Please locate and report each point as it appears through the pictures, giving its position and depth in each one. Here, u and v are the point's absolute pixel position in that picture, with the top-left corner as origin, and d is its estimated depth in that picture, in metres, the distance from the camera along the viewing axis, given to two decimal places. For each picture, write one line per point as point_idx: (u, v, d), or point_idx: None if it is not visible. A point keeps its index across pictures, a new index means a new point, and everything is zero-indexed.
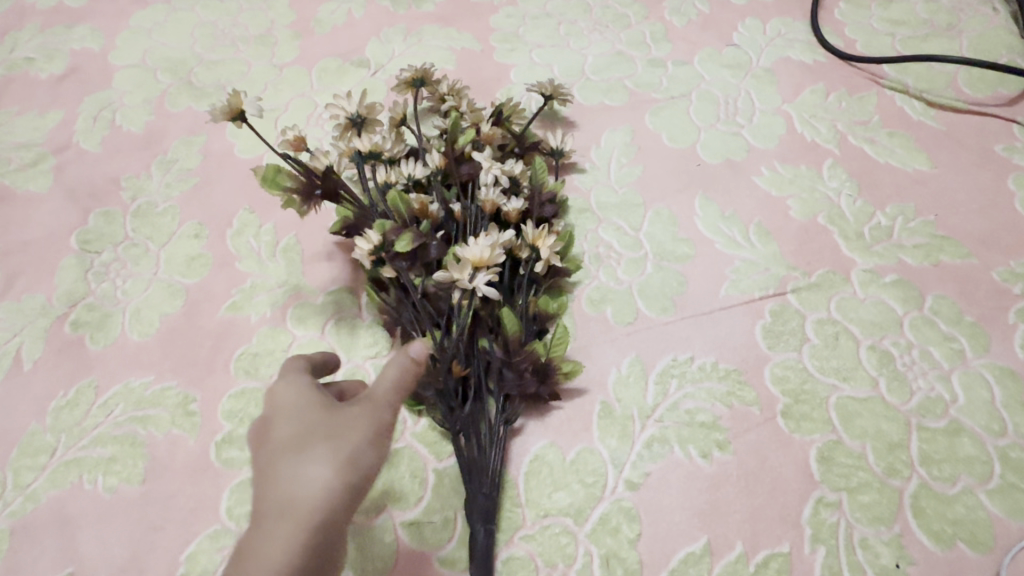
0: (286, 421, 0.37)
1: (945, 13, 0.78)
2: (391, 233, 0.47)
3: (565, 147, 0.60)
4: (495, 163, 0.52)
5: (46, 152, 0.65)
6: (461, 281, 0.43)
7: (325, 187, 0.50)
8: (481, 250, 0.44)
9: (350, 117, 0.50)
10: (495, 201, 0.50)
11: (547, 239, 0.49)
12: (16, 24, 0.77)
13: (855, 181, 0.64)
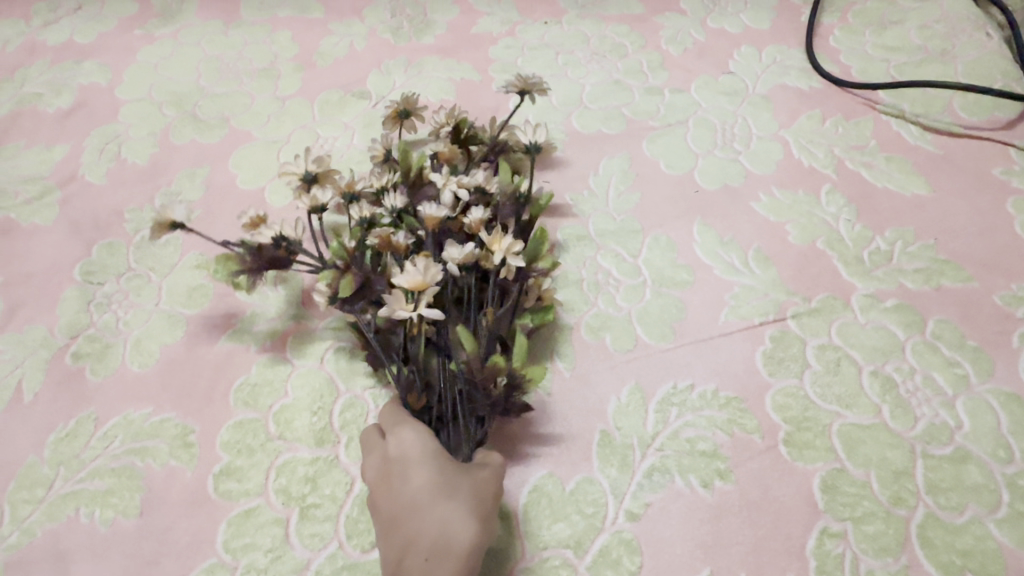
0: (424, 465, 0.42)
1: (940, 38, 0.78)
2: (337, 280, 0.47)
3: (538, 138, 0.58)
4: (450, 180, 0.52)
5: (51, 185, 0.66)
6: (400, 312, 0.43)
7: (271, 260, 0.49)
8: (414, 273, 0.43)
9: (302, 175, 0.52)
10: (437, 214, 0.48)
11: (503, 239, 0.46)
12: (26, 60, 0.79)
13: (853, 206, 0.64)
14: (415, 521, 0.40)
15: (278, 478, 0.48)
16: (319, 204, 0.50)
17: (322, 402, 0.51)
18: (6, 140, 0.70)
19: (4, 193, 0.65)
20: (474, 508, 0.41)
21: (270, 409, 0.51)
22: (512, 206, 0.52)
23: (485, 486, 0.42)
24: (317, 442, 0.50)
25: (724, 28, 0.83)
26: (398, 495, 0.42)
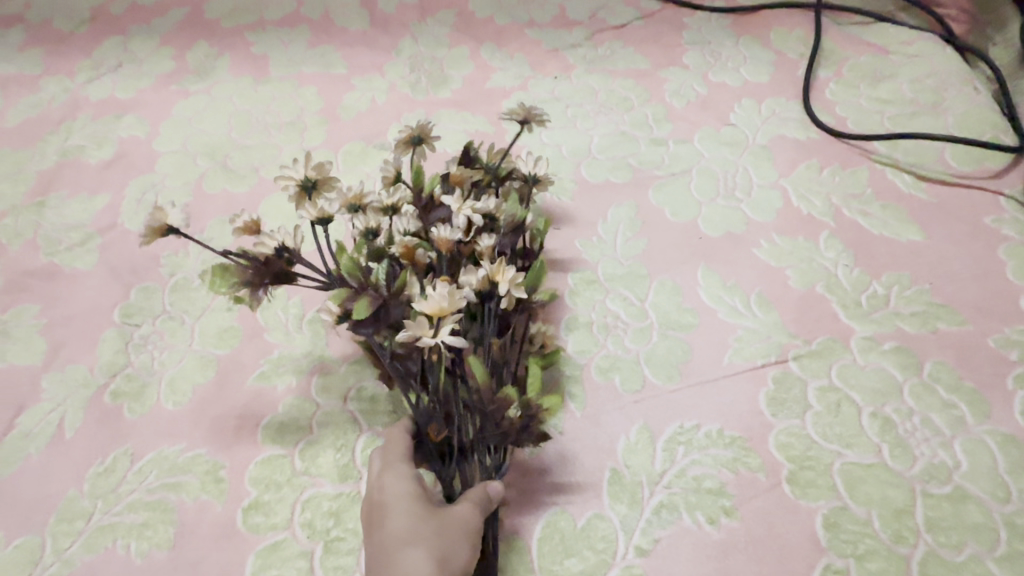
0: (394, 511, 0.45)
1: (931, 92, 0.82)
2: (348, 300, 0.44)
3: (538, 171, 0.60)
4: (464, 204, 0.50)
5: (92, 232, 0.70)
6: (424, 337, 0.42)
7: (273, 272, 0.44)
8: (439, 299, 0.42)
9: (301, 183, 0.49)
10: (447, 237, 0.48)
11: (507, 272, 0.46)
12: (69, 114, 0.84)
13: (851, 252, 0.67)
14: (381, 566, 0.42)
15: (303, 512, 0.50)
16: (325, 215, 0.48)
17: (345, 439, 0.54)
18: (49, 189, 0.75)
19: (49, 240, 0.69)
20: (434, 554, 0.42)
21: (296, 446, 0.54)
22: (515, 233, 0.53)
23: (451, 531, 0.43)
24: (341, 477, 0.52)
25: (725, 82, 0.88)
26: (373, 540, 0.44)
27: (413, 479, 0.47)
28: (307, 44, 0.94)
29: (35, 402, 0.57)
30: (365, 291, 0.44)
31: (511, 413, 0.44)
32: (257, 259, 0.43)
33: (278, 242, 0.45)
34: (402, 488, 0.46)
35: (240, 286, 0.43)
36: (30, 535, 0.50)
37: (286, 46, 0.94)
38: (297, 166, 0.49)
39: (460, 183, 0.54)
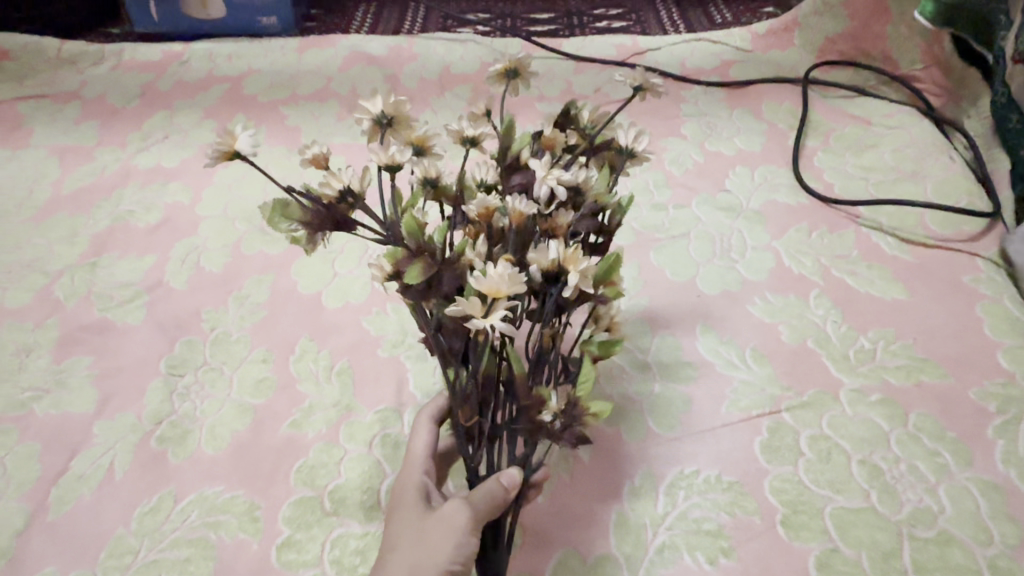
0: (394, 516, 0.51)
1: (910, 160, 0.89)
2: (403, 260, 0.45)
3: (635, 146, 0.56)
4: (549, 174, 0.48)
5: (141, 290, 0.77)
6: (477, 319, 0.42)
7: (334, 216, 0.45)
8: (499, 282, 0.41)
9: (376, 118, 0.50)
10: (523, 210, 0.46)
11: (578, 261, 0.45)
12: (120, 182, 0.92)
13: (839, 309, 0.72)
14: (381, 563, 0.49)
15: (333, 551, 0.55)
16: (394, 163, 0.47)
17: (372, 482, 0.59)
18: (102, 250, 0.82)
19: (102, 297, 0.76)
20: (410, 554, 0.47)
21: (325, 488, 0.59)
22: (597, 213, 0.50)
23: (431, 530, 0.47)
24: (367, 518, 0.56)
25: (720, 151, 0.95)
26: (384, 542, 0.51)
27: (416, 486, 0.52)
28: (337, 117, 1.03)
29: (87, 446, 0.62)
30: (424, 252, 0.45)
31: (548, 412, 0.47)
32: (318, 205, 0.45)
33: (342, 185, 0.46)
34: (404, 496, 0.52)
35: (298, 224, 0.45)
36: (81, 570, 0.54)
37: (318, 119, 1.03)
38: (377, 102, 0.51)
39: (547, 148, 0.54)
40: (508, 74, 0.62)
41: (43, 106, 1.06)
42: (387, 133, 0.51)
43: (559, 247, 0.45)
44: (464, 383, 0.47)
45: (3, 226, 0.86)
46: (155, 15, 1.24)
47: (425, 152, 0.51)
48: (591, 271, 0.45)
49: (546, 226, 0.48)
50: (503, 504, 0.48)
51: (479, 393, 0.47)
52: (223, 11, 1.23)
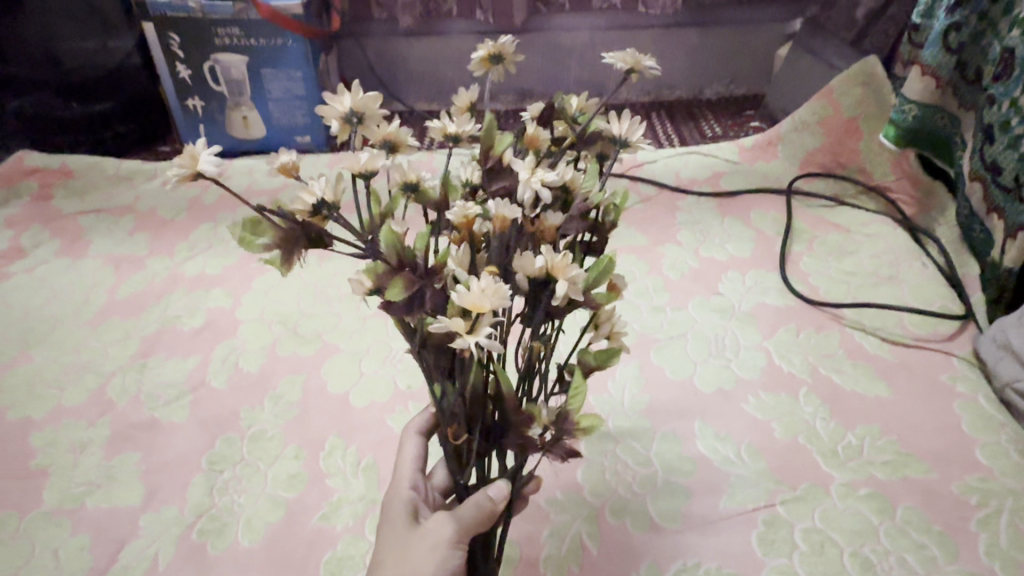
0: (385, 528, 0.56)
1: (887, 265, 0.97)
2: (381, 277, 0.42)
3: (630, 137, 0.50)
4: (534, 171, 0.43)
5: (185, 389, 0.84)
6: (468, 340, 0.40)
7: (309, 233, 0.42)
8: (482, 299, 0.39)
9: (345, 116, 0.47)
10: (506, 215, 0.43)
11: (568, 270, 0.41)
12: (168, 288, 1.02)
13: (827, 406, 0.78)
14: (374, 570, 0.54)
15: None
16: (369, 170, 0.44)
17: None
18: (150, 353, 0.90)
19: (150, 396, 0.83)
20: (398, 562, 0.52)
21: None
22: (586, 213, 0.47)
23: (417, 540, 0.52)
24: None
25: (714, 257, 1.04)
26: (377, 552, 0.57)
27: (406, 501, 0.58)
28: None
29: (133, 538, 0.68)
30: (405, 269, 0.42)
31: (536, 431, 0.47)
32: (291, 220, 0.42)
33: (315, 199, 0.43)
34: (395, 509, 0.57)
35: (273, 245, 0.41)
36: None
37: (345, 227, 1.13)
38: (343, 97, 0.47)
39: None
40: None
41: (101, 217, 1.18)
42: (357, 130, 0.48)
43: (547, 255, 0.42)
44: (451, 401, 0.47)
45: (63, 331, 0.95)
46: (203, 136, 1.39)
47: (399, 147, 0.48)
48: (583, 280, 0.42)
49: (535, 228, 0.45)
50: (491, 518, 0.51)
51: (466, 409, 0.48)
52: (264, 132, 1.38)
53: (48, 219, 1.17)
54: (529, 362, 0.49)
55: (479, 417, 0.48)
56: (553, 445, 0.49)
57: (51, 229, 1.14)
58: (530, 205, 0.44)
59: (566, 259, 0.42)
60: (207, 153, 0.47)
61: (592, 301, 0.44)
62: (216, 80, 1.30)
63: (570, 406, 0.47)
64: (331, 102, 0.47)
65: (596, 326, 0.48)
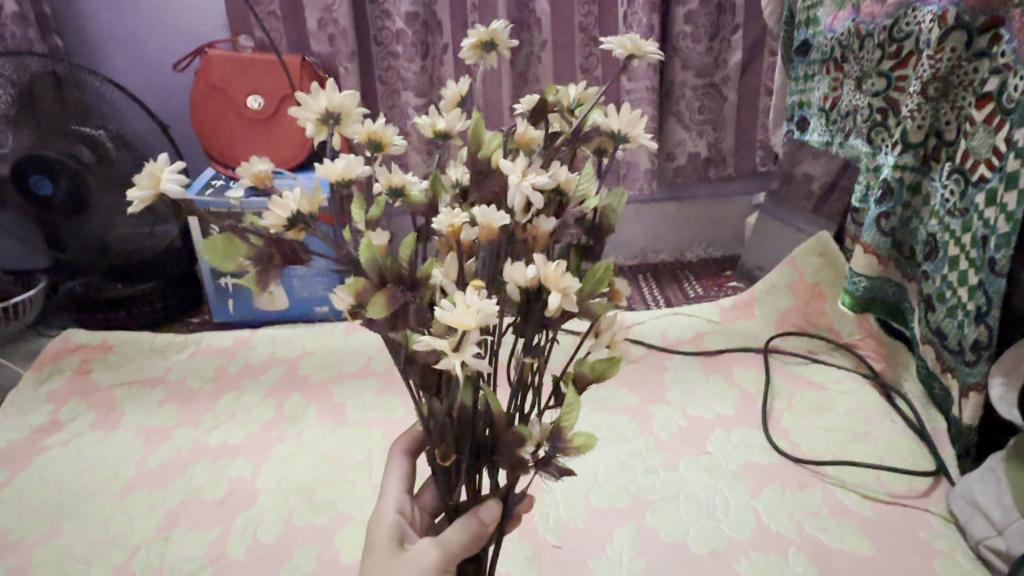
0: (372, 551, 0.61)
1: (861, 422, 1.05)
2: (363, 292, 0.46)
3: (630, 131, 0.53)
4: (524, 180, 0.45)
5: (205, 562, 0.90)
6: (456, 358, 0.43)
7: (282, 250, 0.46)
8: (467, 320, 0.42)
9: (322, 117, 0.51)
10: (492, 223, 0.46)
11: (562, 280, 0.45)
12: (193, 458, 1.09)
13: (815, 566, 0.83)
14: None
15: None
16: (347, 176, 0.50)
17: None
18: (175, 525, 0.96)
19: (173, 570, 0.89)
20: None
21: None
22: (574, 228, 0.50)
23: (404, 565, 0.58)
24: None
25: (701, 414, 1.11)
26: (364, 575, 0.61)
27: (392, 526, 0.63)
28: (375, 393, 1.22)
29: None
30: (385, 287, 0.46)
31: (526, 451, 0.50)
32: (264, 241, 0.46)
33: (289, 213, 0.47)
34: (381, 534, 0.62)
35: (248, 264, 0.46)
36: None
37: (357, 393, 1.23)
38: (321, 102, 0.51)
39: (523, 147, 0.53)
40: (485, 46, 0.56)
41: (133, 389, 1.28)
42: (335, 130, 0.52)
43: (540, 267, 0.45)
44: (440, 418, 0.53)
45: (93, 505, 1.01)
46: (231, 308, 1.54)
47: (382, 145, 0.54)
48: (574, 289, 0.45)
49: (526, 233, 0.48)
50: (481, 539, 0.57)
51: (455, 428, 0.53)
52: (287, 303, 1.53)
53: (86, 392, 1.26)
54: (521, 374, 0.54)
55: (467, 434, 0.53)
56: (546, 463, 0.52)
57: (87, 402, 1.24)
58: (520, 211, 0.46)
59: (560, 271, 0.45)
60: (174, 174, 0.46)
61: (584, 309, 0.48)
62: None
63: (565, 422, 0.50)
64: (310, 104, 0.51)
65: (597, 334, 0.53)
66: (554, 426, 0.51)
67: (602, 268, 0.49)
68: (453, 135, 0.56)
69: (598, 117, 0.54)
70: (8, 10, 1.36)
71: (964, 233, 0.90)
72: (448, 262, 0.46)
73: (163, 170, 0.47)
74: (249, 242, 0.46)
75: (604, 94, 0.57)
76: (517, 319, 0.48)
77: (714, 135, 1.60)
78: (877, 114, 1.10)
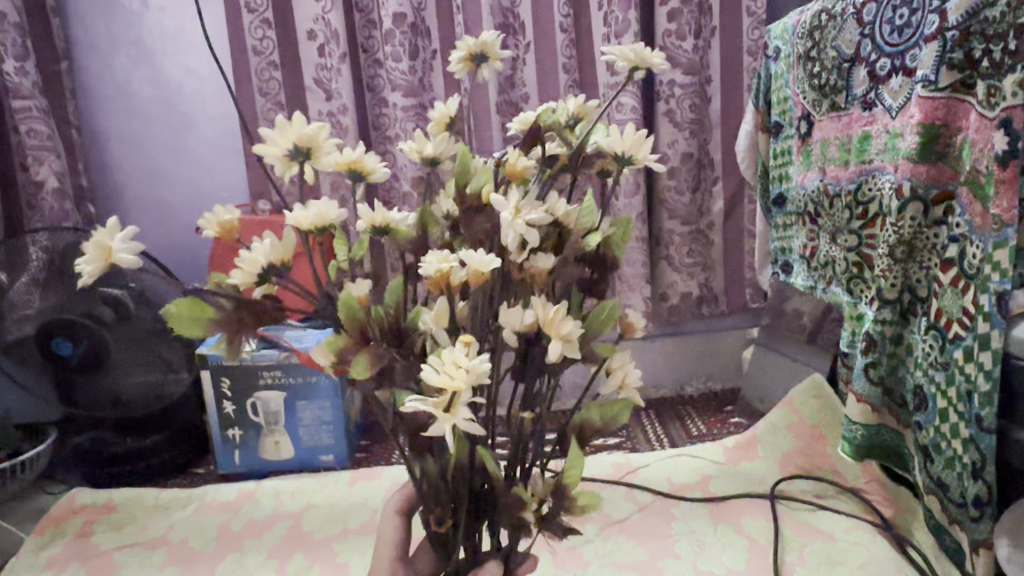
0: None
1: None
2: (345, 350, 0.46)
3: (633, 153, 0.53)
4: (517, 222, 0.45)
5: None
6: (453, 423, 0.42)
7: (253, 308, 0.48)
8: (455, 382, 0.42)
9: (288, 153, 0.47)
10: (480, 269, 0.46)
11: (562, 325, 0.46)
12: None
13: None
14: None
15: None
16: (321, 225, 0.48)
17: None
18: None
19: None
20: None
21: None
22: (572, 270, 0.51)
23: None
24: None
25: (712, 569, 1.09)
26: None
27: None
28: None
29: None
30: (369, 344, 0.47)
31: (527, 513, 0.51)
32: (233, 303, 0.47)
33: (260, 270, 0.47)
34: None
35: (218, 328, 0.47)
36: None
37: (363, 552, 1.21)
38: (285, 133, 0.47)
39: (514, 178, 0.53)
40: (474, 59, 0.57)
41: (135, 552, 1.25)
42: (306, 165, 0.49)
43: (539, 311, 0.46)
44: (433, 479, 0.53)
45: None
46: (237, 459, 1.54)
47: (361, 176, 0.52)
48: (574, 335, 0.46)
49: (524, 271, 0.50)
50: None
51: (449, 489, 0.53)
52: (292, 453, 1.54)
53: (87, 557, 1.24)
54: (521, 427, 0.55)
55: (463, 495, 0.54)
56: (549, 519, 0.53)
57: (87, 569, 1.22)
58: (515, 249, 0.46)
59: (559, 313, 0.46)
60: (120, 237, 0.45)
61: (588, 352, 0.51)
62: (255, 411, 1.50)
63: (567, 480, 0.52)
64: (276, 139, 0.47)
65: (609, 374, 0.55)
66: (557, 481, 0.52)
67: (608, 307, 0.52)
68: (443, 160, 0.56)
69: (599, 138, 0.55)
70: (49, 187, 1.48)
71: (949, 387, 0.93)
72: (438, 307, 0.48)
73: (105, 235, 0.45)
74: (217, 305, 0.47)
75: (604, 109, 0.58)
76: (518, 362, 0.51)
77: (704, 276, 1.68)
78: (853, 268, 1.17)
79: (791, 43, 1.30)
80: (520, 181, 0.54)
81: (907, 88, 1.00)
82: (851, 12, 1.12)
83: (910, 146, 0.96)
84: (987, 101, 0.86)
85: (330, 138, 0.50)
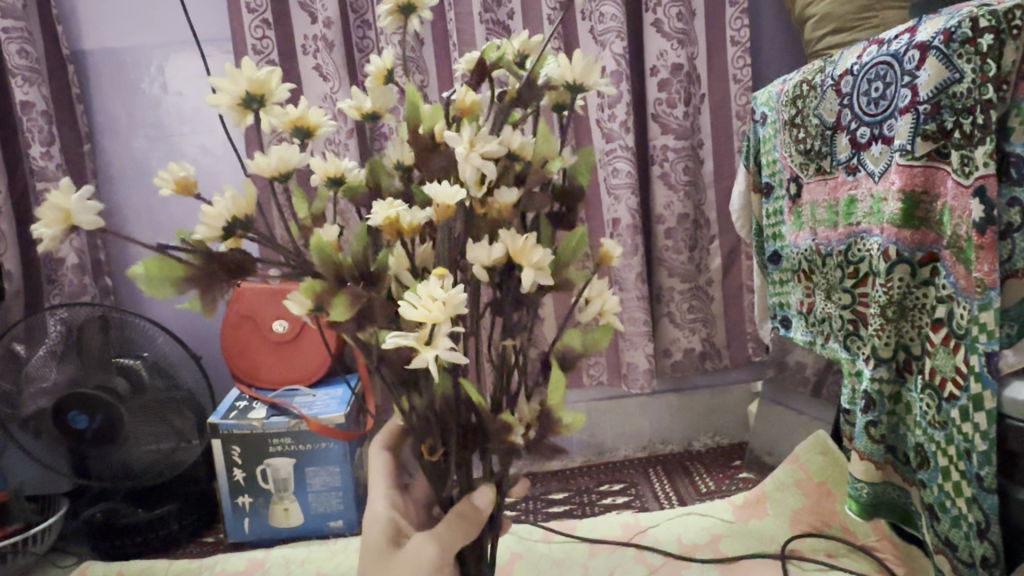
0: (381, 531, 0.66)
1: None
2: (324, 294, 0.49)
3: (586, 80, 0.55)
4: (472, 152, 0.47)
5: None
6: (434, 351, 0.45)
7: (224, 264, 0.50)
8: (432, 313, 0.44)
9: (245, 98, 0.51)
10: (449, 202, 0.48)
11: (533, 252, 0.48)
12: None
13: None
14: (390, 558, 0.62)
15: None
16: (285, 172, 0.52)
17: None
18: None
19: None
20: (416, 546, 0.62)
21: None
22: (539, 197, 0.54)
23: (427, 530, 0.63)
24: None
25: None
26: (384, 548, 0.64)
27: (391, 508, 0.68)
28: None
29: None
30: (345, 287, 0.49)
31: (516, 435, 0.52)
32: (202, 259, 0.50)
33: (226, 221, 0.49)
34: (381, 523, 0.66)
35: (189, 284, 0.50)
36: None
37: None
38: (241, 81, 0.51)
39: (467, 114, 0.54)
40: (403, 11, 0.58)
41: None
42: (259, 111, 0.52)
43: (508, 242, 0.48)
44: (421, 410, 0.57)
45: None
46: (246, 527, 1.54)
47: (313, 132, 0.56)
48: (545, 262, 0.49)
49: (488, 206, 0.52)
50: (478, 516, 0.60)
51: (437, 420, 0.56)
52: (302, 519, 1.54)
53: None
54: (503, 357, 0.57)
55: (453, 426, 0.56)
56: (537, 443, 0.55)
57: None
58: (473, 183, 0.49)
59: (528, 241, 0.48)
60: (72, 198, 0.45)
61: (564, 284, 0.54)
62: (265, 479, 1.52)
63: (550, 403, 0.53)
64: (229, 85, 0.51)
65: (586, 302, 0.58)
66: (542, 408, 0.53)
67: (577, 236, 0.54)
68: (382, 114, 0.58)
69: (549, 68, 0.55)
70: (69, 264, 1.54)
71: (949, 445, 0.95)
72: (399, 250, 0.51)
73: (57, 196, 0.45)
74: (189, 262, 0.50)
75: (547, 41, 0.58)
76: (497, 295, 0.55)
77: (706, 331, 1.71)
78: (849, 325, 1.20)
79: (776, 110, 1.36)
80: (472, 118, 0.55)
81: (886, 156, 1.05)
82: (829, 84, 1.18)
83: (893, 213, 1.00)
84: (962, 169, 0.91)
85: (281, 86, 0.54)
